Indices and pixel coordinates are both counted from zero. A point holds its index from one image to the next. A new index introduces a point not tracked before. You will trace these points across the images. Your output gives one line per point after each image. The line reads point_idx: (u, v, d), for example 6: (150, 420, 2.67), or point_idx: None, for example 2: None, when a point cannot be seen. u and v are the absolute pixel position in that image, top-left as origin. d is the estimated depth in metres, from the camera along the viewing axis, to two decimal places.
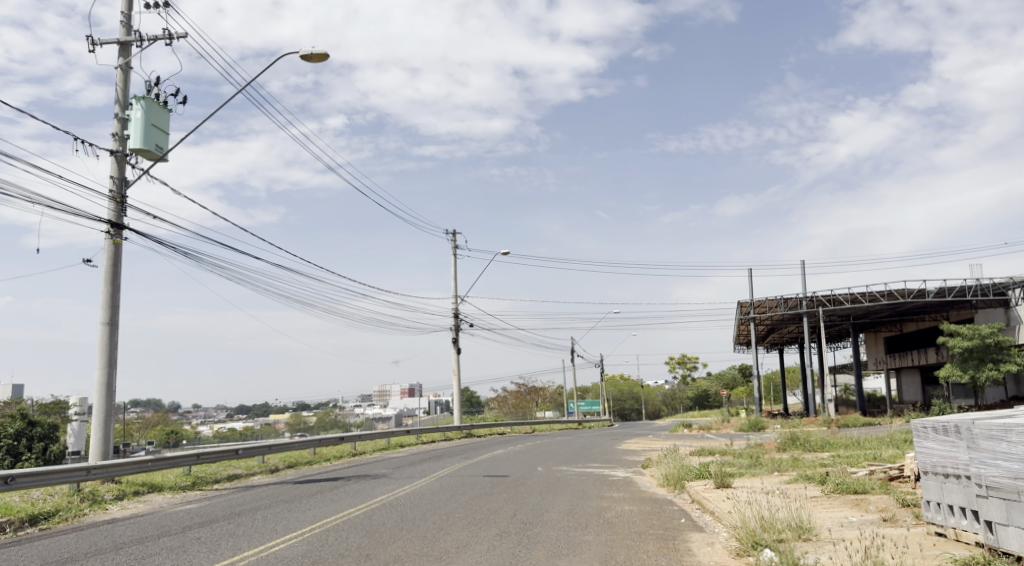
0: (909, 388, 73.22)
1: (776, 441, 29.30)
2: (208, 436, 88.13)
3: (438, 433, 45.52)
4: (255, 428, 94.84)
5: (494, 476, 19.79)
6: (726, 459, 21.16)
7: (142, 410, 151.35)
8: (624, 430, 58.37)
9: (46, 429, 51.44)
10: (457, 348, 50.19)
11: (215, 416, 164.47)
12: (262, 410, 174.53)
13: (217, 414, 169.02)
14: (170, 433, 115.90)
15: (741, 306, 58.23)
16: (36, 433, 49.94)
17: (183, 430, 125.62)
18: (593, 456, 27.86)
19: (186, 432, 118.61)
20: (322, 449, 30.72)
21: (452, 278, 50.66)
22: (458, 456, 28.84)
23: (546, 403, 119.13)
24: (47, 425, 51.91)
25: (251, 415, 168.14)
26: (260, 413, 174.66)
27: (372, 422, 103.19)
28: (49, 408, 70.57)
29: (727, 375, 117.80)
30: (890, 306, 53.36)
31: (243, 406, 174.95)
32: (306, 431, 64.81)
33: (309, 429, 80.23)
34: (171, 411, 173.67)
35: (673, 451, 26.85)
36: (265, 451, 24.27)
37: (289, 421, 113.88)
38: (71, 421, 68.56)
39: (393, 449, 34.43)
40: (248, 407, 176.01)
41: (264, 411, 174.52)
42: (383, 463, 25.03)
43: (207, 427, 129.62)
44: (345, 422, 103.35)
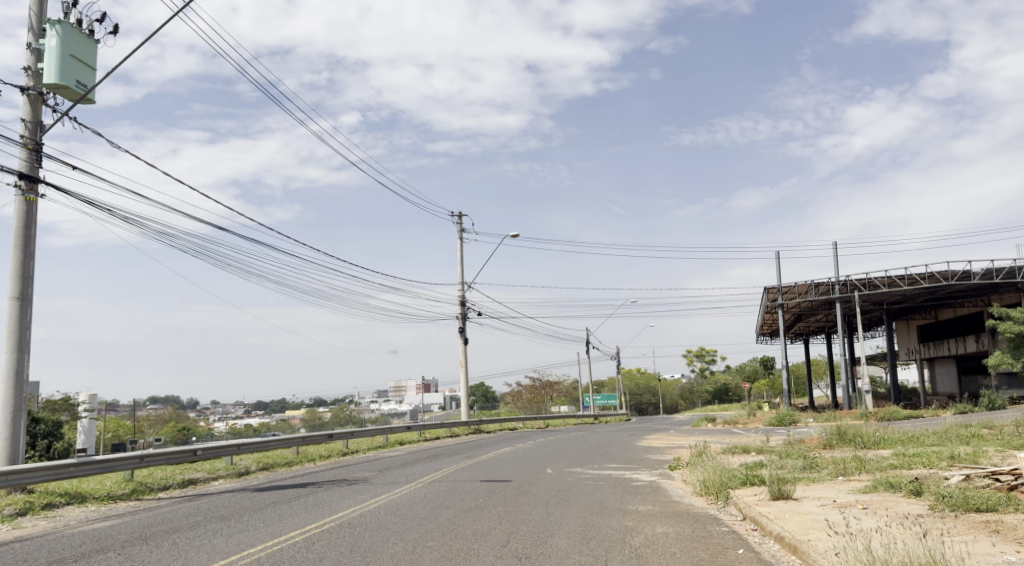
0: (944, 379, 69.63)
1: (818, 437, 26.15)
2: (220, 432, 85.60)
3: (444, 429, 42.40)
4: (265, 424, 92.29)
5: (492, 482, 16.35)
6: (770, 460, 17.76)
7: (158, 406, 149.10)
8: (643, 425, 55.06)
9: (50, 426, 48.86)
10: (464, 338, 47.01)
11: (230, 412, 162.42)
12: (278, 406, 172.12)
13: (233, 410, 166.79)
14: (182, 429, 113.78)
15: (769, 292, 54.66)
16: (38, 429, 47.34)
17: (196, 427, 123.48)
18: (611, 454, 24.56)
19: (198, 427, 116.54)
20: (308, 447, 27.55)
21: (461, 263, 47.43)
22: (460, 457, 25.61)
23: (562, 397, 115.90)
24: (50, 421, 49.20)
25: (267, 411, 165.86)
26: (276, 408, 172.17)
27: (387, 417, 100.08)
28: (55, 405, 67.75)
29: (748, 367, 114.20)
30: (931, 290, 49.84)
31: (259, 402, 172.52)
32: (316, 428, 61.75)
33: (319, 424, 77.61)
34: (187, 407, 171.61)
35: (704, 449, 23.67)
36: (234, 451, 20.95)
37: (305, 416, 111.34)
38: (78, 417, 65.77)
39: (390, 447, 31.23)
40: (264, 403, 173.63)
41: (280, 407, 172.11)
42: (369, 465, 21.68)
43: (221, 423, 127.58)
44: (360, 418, 100.25)
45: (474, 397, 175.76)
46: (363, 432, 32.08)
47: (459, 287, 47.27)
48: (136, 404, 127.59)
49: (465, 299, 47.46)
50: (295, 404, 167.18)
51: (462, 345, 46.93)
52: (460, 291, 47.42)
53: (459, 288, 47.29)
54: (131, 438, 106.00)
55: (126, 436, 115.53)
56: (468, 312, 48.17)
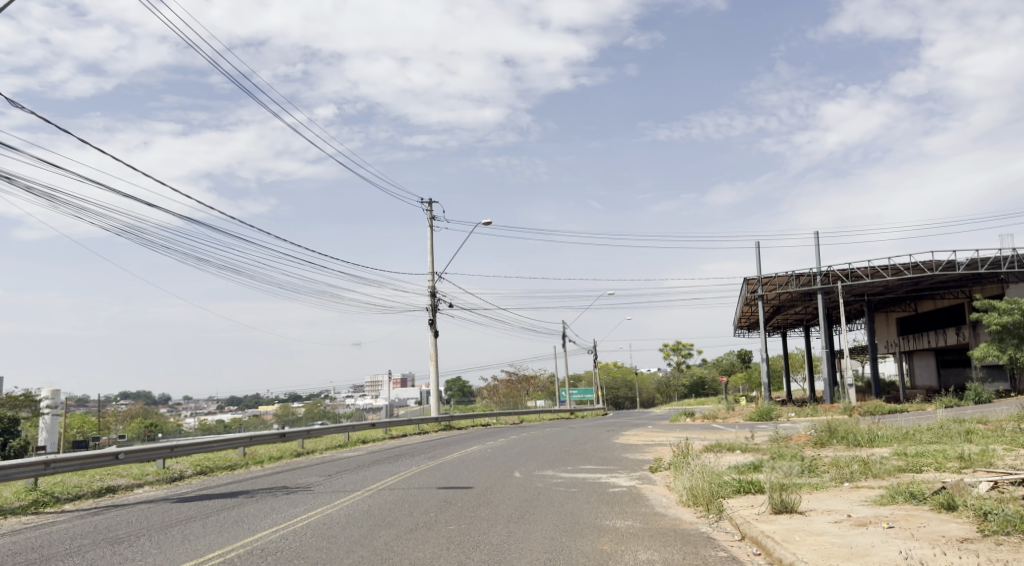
0: (923, 372, 68.62)
1: (805, 434, 24.44)
2: (187, 428, 82.70)
3: (412, 426, 40.40)
4: (236, 421, 89.72)
5: (449, 490, 14.37)
6: (760, 463, 15.95)
7: (128, 401, 145.55)
8: (620, 420, 53.25)
9: (7, 424, 46.24)
10: (434, 330, 45.00)
11: (204, 407, 158.99)
12: (252, 401, 169.11)
13: (207, 405, 163.57)
14: (151, 425, 110.59)
15: (749, 284, 52.99)
16: None
17: (166, 422, 120.19)
18: (587, 454, 22.71)
19: (166, 424, 113.45)
20: (257, 447, 25.37)
21: (430, 252, 45.33)
22: (423, 457, 23.63)
23: (538, 391, 114.20)
24: (7, 419, 46.51)
25: (242, 406, 162.82)
26: (251, 403, 169.14)
27: (363, 411, 97.66)
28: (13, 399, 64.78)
29: (726, 361, 112.99)
30: (914, 281, 48.46)
31: (233, 397, 169.09)
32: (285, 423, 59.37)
33: (291, 420, 75.26)
34: (160, 402, 167.99)
35: (686, 448, 21.84)
36: (167, 454, 19.04)
37: (278, 411, 108.39)
38: (36, 415, 62.89)
39: (349, 447, 29.08)
40: (237, 398, 170.15)
41: (254, 402, 169.11)
42: (315, 469, 19.56)
43: (192, 418, 124.62)
44: (335, 413, 97.61)
45: (451, 392, 173.57)
46: (322, 432, 29.97)
47: (430, 277, 45.26)
48: (105, 399, 124.31)
49: (435, 290, 45.49)
50: (269, 399, 164.21)
51: (433, 337, 44.92)
52: (431, 281, 45.43)
53: (429, 278, 45.28)
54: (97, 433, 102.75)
55: (93, 432, 112.23)
56: (439, 303, 46.19)
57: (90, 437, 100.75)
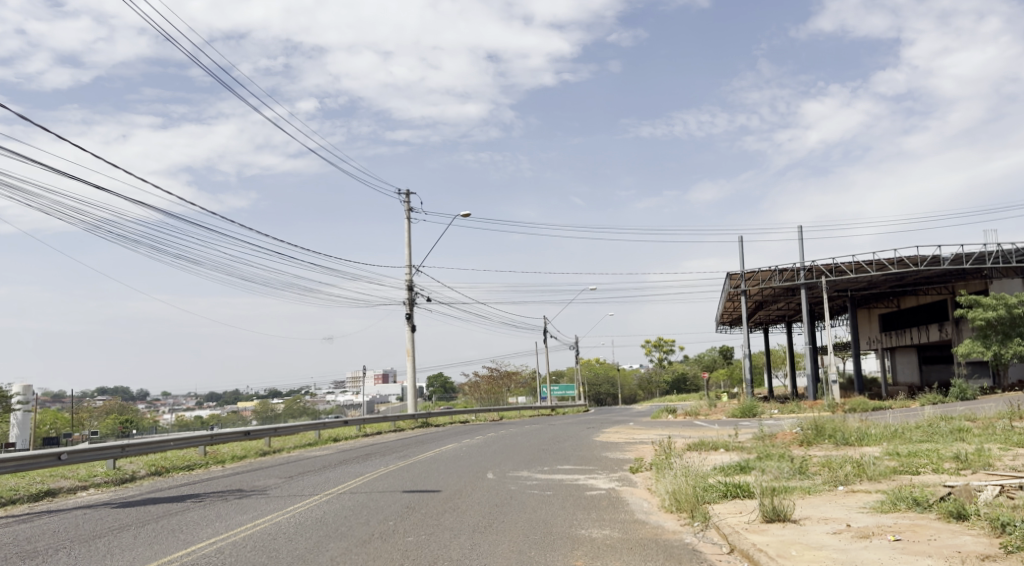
0: (904, 369, 68.36)
1: (791, 431, 23.65)
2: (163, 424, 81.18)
3: (388, 423, 39.35)
4: (212, 417, 88.08)
5: (415, 494, 13.38)
6: (744, 465, 15.09)
7: (104, 396, 143.39)
8: (602, 416, 52.47)
9: None
10: (411, 325, 43.95)
11: (183, 402, 156.84)
12: (232, 397, 167.39)
13: (187, 401, 161.61)
14: (126, 421, 108.70)
15: (731, 279, 52.23)
16: None
17: (141, 418, 118.04)
18: (565, 453, 21.81)
19: (143, 420, 111.59)
20: (220, 446, 24.35)
21: (407, 245, 44.27)
22: (395, 456, 22.68)
23: (520, 387, 113.37)
24: None
25: (222, 402, 161.05)
26: (231, 400, 167.38)
27: (343, 408, 96.47)
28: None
29: (707, 357, 112.53)
30: (897, 276, 47.92)
31: (213, 393, 167.15)
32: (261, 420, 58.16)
33: (269, 416, 73.86)
34: (138, 398, 165.82)
35: (667, 448, 21.00)
36: (117, 453, 18.54)
37: (256, 407, 106.99)
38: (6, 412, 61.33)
39: (320, 445, 28.05)
40: (217, 394, 168.18)
41: (235, 398, 167.37)
42: (277, 470, 18.59)
43: (168, 414, 122.69)
44: (314, 409, 96.32)
45: (432, 388, 172.31)
46: (289, 430, 28.88)
47: (407, 270, 44.16)
48: (80, 395, 122.17)
49: (412, 283, 44.39)
50: (248, 395, 162.28)
51: (410, 332, 43.85)
52: (408, 275, 44.33)
53: (406, 271, 44.19)
54: (70, 429, 100.80)
55: (67, 429, 110.11)
56: (416, 297, 45.12)
57: (62, 433, 98.76)
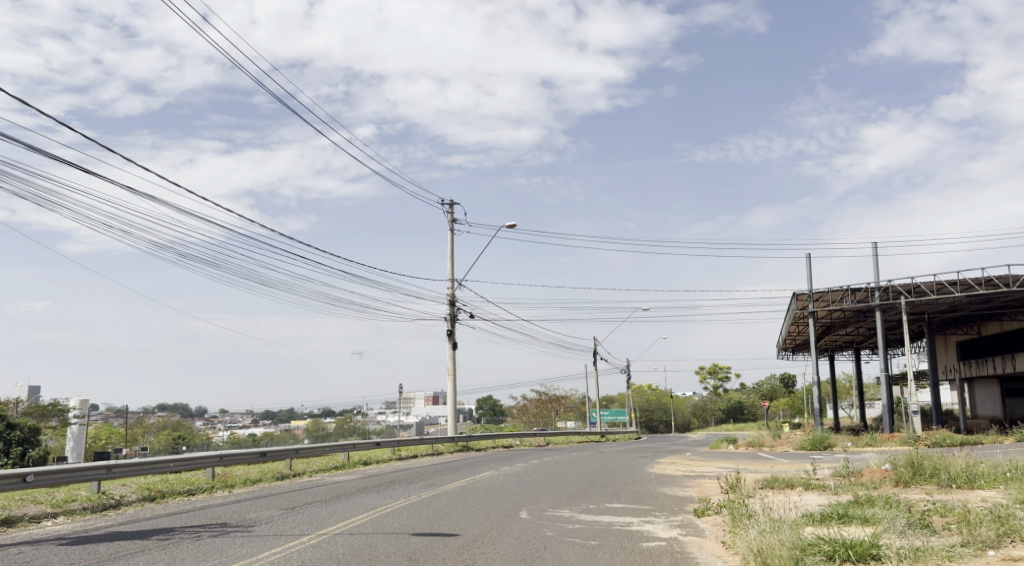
0: (984, 402, 63.73)
1: (879, 469, 20.37)
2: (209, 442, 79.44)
3: (425, 445, 36.78)
4: (261, 436, 86.52)
5: (426, 541, 10.59)
6: (843, 512, 12.08)
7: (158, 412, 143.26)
8: (657, 445, 49.15)
9: (24, 432, 43.25)
10: (453, 342, 41.42)
11: (237, 420, 156.22)
12: (286, 416, 166.82)
13: (242, 419, 161.07)
14: (177, 438, 107.88)
15: (797, 300, 48.62)
16: (9, 436, 41.69)
17: (193, 434, 117.24)
18: (615, 488, 18.89)
19: (195, 436, 110.75)
20: (231, 469, 21.95)
21: (450, 258, 41.77)
22: (423, 485, 19.91)
23: (570, 413, 109.81)
24: (26, 426, 43.47)
25: (275, 421, 160.30)
26: (284, 418, 166.63)
27: (392, 429, 94.17)
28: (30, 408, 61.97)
29: (766, 385, 107.78)
30: (983, 298, 43.97)
31: (267, 412, 166.41)
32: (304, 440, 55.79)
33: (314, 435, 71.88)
34: (193, 414, 165.91)
35: (735, 488, 17.96)
36: (102, 475, 16.14)
37: (307, 427, 105.10)
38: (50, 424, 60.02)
39: (344, 471, 25.47)
40: (270, 413, 167.30)
41: (288, 417, 166.77)
42: (278, 500, 15.99)
43: (220, 430, 121.93)
44: (364, 430, 94.05)
45: (482, 411, 169.62)
46: (313, 452, 26.36)
47: (450, 284, 41.65)
48: (134, 412, 122.18)
49: (454, 298, 41.87)
50: (300, 414, 161.40)
51: (451, 350, 41.27)
52: (450, 289, 41.84)
53: (449, 285, 41.72)
54: (122, 444, 100.19)
55: (120, 445, 109.79)
56: (459, 313, 42.57)
57: (113, 448, 98.18)
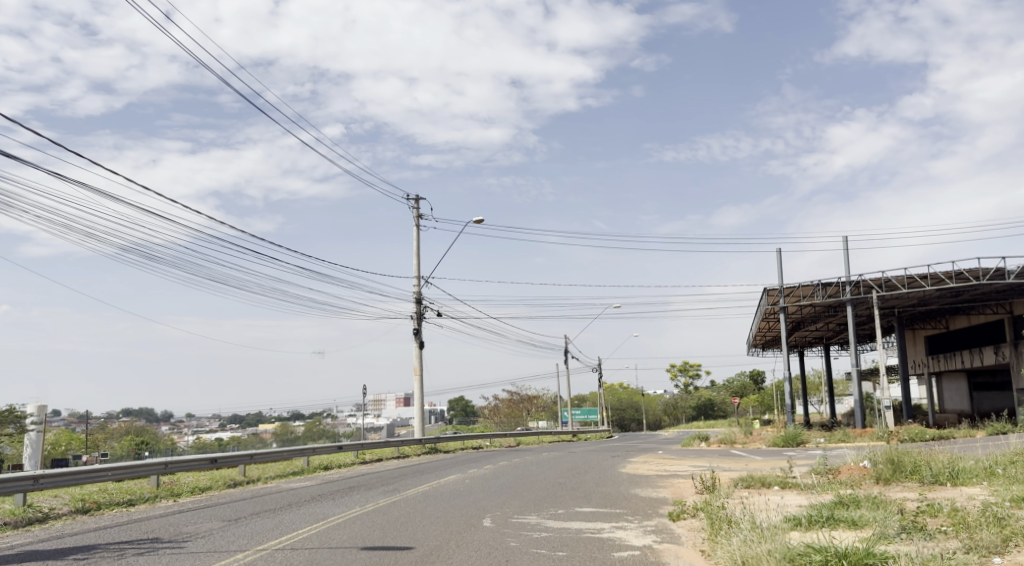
0: (952, 396, 63.88)
1: (858, 467, 19.69)
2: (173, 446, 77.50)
3: (391, 449, 35.70)
4: (226, 440, 84.73)
5: (376, 555, 9.60)
6: (829, 514, 11.29)
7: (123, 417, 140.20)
8: (628, 444, 48.42)
9: None
10: (419, 341, 40.36)
11: (204, 424, 153.44)
12: (254, 419, 164.31)
13: (209, 423, 158.25)
14: (141, 443, 105.56)
15: (768, 296, 48.12)
16: None
17: (158, 439, 114.83)
18: (585, 491, 18.01)
19: (159, 441, 108.35)
20: (178, 475, 20.76)
21: (415, 255, 40.69)
22: (383, 491, 18.87)
23: (542, 412, 109.00)
24: None
25: (243, 424, 157.76)
26: (253, 422, 164.12)
27: (361, 431, 92.71)
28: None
29: (736, 382, 107.74)
30: (953, 292, 43.78)
31: (234, 415, 163.74)
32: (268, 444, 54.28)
33: (280, 439, 70.39)
34: (159, 419, 162.86)
35: (710, 490, 17.14)
36: (29, 486, 14.97)
37: (274, 431, 103.13)
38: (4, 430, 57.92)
39: (302, 476, 24.33)
40: (237, 416, 164.60)
41: (257, 420, 164.31)
42: (223, 511, 14.90)
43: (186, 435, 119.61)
44: (334, 433, 92.55)
45: (453, 412, 168.48)
46: (269, 458, 25.23)
47: (416, 282, 40.56)
48: (97, 417, 119.42)
49: (421, 296, 40.79)
50: (268, 418, 159.05)
51: (417, 350, 40.22)
52: (416, 287, 40.74)
53: (415, 283, 40.63)
54: (83, 450, 97.69)
55: (83, 451, 107.13)
56: (425, 311, 41.52)
57: (74, 454, 95.65)
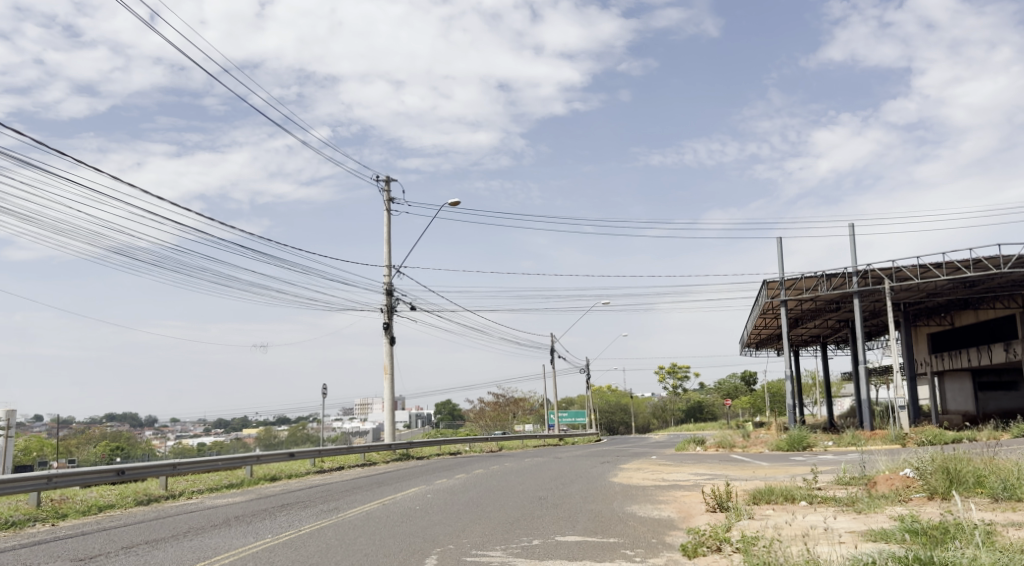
0: (955, 396, 60.93)
1: (899, 478, 16.24)
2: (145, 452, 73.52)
3: (356, 455, 32.17)
4: (204, 445, 80.42)
5: None
6: (929, 557, 7.88)
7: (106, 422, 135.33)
8: (618, 448, 45.12)
9: None
10: (390, 337, 36.75)
11: (188, 428, 148.35)
12: (240, 424, 159.94)
13: (192, 428, 153.17)
14: (116, 448, 100.63)
15: (768, 288, 44.64)
16: None
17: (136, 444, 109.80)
18: (572, 510, 14.54)
19: (135, 446, 103.41)
20: (63, 493, 17.01)
21: (385, 244, 37.12)
22: (321, 510, 15.27)
23: (527, 415, 105.40)
24: None
25: (228, 430, 152.91)
26: (237, 427, 159.65)
27: (344, 436, 88.67)
28: None
29: (728, 384, 104.38)
30: (967, 282, 40.53)
31: (218, 421, 159.12)
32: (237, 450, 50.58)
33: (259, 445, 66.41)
34: (141, 423, 157.61)
35: (725, 513, 13.63)
36: None
37: (256, 436, 99.02)
38: None
39: (232, 490, 20.72)
40: (222, 422, 160.05)
41: (242, 425, 159.94)
42: (84, 544, 11.27)
43: (166, 438, 114.98)
44: (315, 437, 88.52)
45: (440, 415, 164.70)
46: (199, 468, 21.44)
47: (386, 271, 36.97)
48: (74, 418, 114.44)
49: (392, 287, 37.22)
50: (252, 422, 154.27)
51: (388, 346, 36.62)
52: (387, 276, 37.16)
53: (385, 273, 37.02)
54: (54, 454, 92.78)
55: (57, 457, 102.19)
56: (397, 304, 37.96)
57: (44, 459, 90.85)
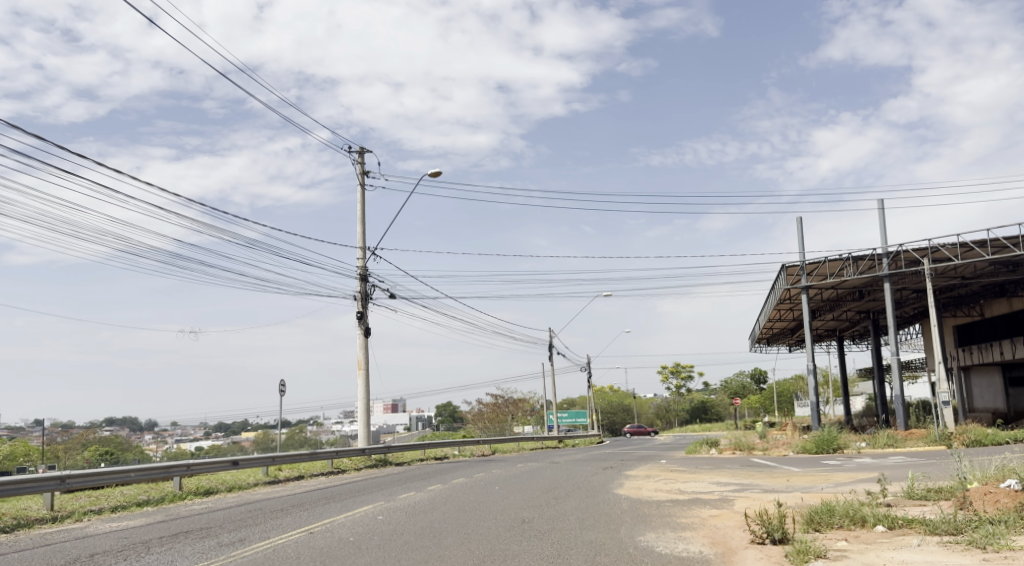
0: (983, 393, 56.82)
1: (999, 493, 12.05)
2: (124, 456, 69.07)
3: (320, 462, 28.04)
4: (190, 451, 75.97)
5: None
6: None
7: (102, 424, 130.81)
8: (623, 451, 41.04)
9: None
10: (364, 328, 32.59)
11: (185, 432, 144.04)
12: (239, 426, 155.88)
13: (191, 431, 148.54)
14: (105, 451, 95.87)
15: (787, 274, 40.39)
16: None
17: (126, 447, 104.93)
18: (565, 545, 10.33)
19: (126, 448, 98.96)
20: None
21: (357, 224, 32.98)
22: (212, 546, 11.05)
23: (529, 417, 101.14)
24: None
25: (226, 433, 148.76)
26: (236, 430, 155.54)
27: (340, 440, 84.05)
28: None
29: (735, 383, 100.18)
30: (1011, 263, 36.46)
31: (217, 424, 155.03)
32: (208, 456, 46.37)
33: (243, 450, 62.06)
34: (137, 426, 153.15)
35: (777, 553, 9.53)
36: None
37: (251, 440, 94.56)
38: None
39: (138, 509, 16.54)
40: (221, 425, 155.93)
41: (241, 427, 155.88)
42: None
43: (161, 441, 110.30)
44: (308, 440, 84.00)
45: (441, 417, 160.84)
46: (99, 482, 17.21)
47: (360, 255, 32.85)
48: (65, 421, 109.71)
49: (366, 273, 33.08)
50: (251, 425, 149.79)
51: (362, 339, 32.47)
52: (360, 261, 33.03)
53: (360, 256, 32.90)
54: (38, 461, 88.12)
55: (44, 462, 97.73)
56: (373, 292, 33.81)
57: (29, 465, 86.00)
